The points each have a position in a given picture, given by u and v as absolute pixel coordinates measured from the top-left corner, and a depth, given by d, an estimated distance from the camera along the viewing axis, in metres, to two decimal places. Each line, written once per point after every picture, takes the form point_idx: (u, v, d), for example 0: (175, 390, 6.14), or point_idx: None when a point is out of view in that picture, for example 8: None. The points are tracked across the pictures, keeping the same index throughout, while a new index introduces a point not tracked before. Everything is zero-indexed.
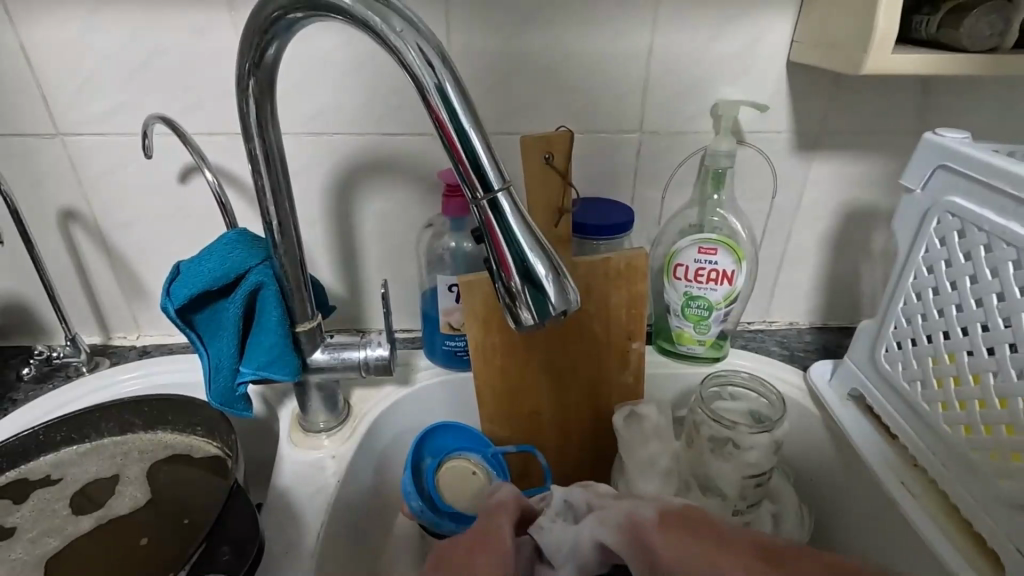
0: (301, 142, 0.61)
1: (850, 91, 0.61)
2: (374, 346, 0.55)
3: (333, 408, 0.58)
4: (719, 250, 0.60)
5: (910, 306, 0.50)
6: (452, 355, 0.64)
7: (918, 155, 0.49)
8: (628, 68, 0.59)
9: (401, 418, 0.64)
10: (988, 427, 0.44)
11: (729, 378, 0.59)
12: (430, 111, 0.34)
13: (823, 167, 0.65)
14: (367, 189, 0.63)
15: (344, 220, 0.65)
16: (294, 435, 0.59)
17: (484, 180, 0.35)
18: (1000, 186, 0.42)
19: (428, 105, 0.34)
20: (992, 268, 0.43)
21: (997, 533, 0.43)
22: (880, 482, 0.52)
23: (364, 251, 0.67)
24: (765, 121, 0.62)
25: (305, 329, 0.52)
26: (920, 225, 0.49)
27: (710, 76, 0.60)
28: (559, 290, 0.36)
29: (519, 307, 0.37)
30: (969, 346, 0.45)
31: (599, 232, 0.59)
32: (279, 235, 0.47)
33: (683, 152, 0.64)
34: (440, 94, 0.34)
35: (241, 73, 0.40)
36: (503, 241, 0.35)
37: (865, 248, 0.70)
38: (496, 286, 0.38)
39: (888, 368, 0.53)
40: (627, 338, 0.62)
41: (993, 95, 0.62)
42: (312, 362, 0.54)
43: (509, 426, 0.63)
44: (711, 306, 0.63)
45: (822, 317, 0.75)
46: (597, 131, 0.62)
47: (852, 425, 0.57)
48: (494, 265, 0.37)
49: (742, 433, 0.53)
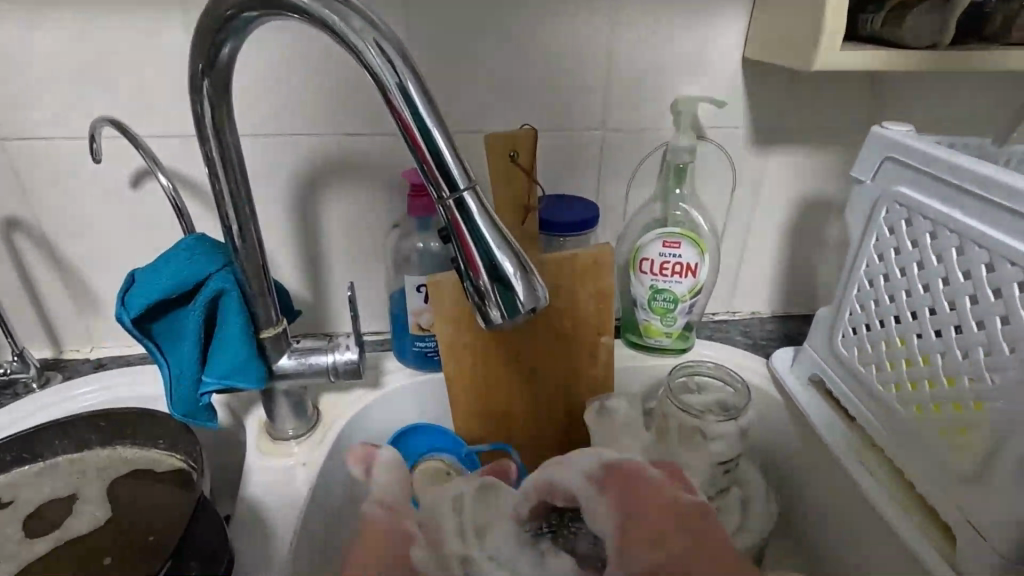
0: (260, 143, 0.59)
1: (803, 86, 0.63)
2: (342, 350, 0.54)
3: (301, 414, 0.57)
4: (683, 243, 0.62)
5: (864, 292, 0.53)
6: (423, 356, 0.64)
7: (867, 148, 0.52)
8: (589, 67, 0.60)
9: (372, 421, 0.63)
10: (936, 405, 0.46)
11: (697, 367, 0.61)
12: (392, 110, 0.34)
13: (780, 161, 0.67)
14: (330, 191, 0.62)
15: (308, 223, 0.64)
16: (262, 443, 0.57)
17: (449, 179, 0.34)
18: (942, 175, 0.44)
19: (390, 105, 0.34)
20: (937, 254, 0.45)
21: (947, 504, 0.45)
22: (840, 462, 0.54)
23: (329, 253, 0.66)
24: (723, 116, 0.64)
25: (271, 335, 0.51)
26: (870, 215, 0.52)
27: (669, 73, 0.61)
28: (527, 288, 0.36)
29: (488, 306, 0.36)
30: (918, 329, 0.47)
31: (568, 229, 0.59)
32: (240, 240, 0.46)
33: (645, 148, 0.65)
34: (400, 92, 0.33)
35: (195, 73, 0.39)
36: (470, 239, 0.35)
37: (820, 239, 0.72)
38: (464, 286, 0.38)
39: (845, 352, 0.56)
40: (596, 332, 0.63)
41: (935, 90, 0.65)
42: (279, 368, 0.53)
43: (484, 424, 0.64)
44: (676, 298, 0.65)
45: (783, 306, 0.77)
46: (560, 128, 0.63)
47: (813, 408, 0.59)
48: (461, 265, 0.37)
49: (709, 421, 0.55)
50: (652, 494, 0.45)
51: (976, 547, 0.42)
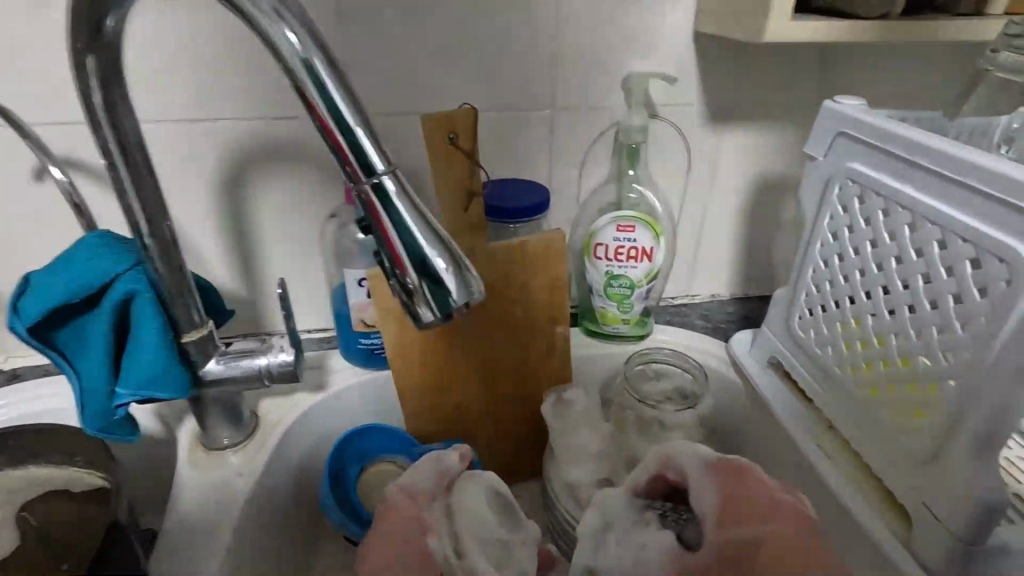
0: (179, 129, 0.54)
1: (755, 61, 0.61)
2: (277, 351, 0.50)
3: (236, 420, 0.53)
4: (637, 227, 0.60)
5: (819, 273, 0.51)
6: (370, 353, 0.60)
7: (819, 124, 0.50)
8: (534, 42, 0.57)
9: (317, 425, 0.60)
10: (891, 386, 0.45)
11: (653, 355, 0.60)
12: (295, 86, 0.30)
13: (734, 139, 0.65)
14: (261, 179, 0.58)
15: (239, 215, 0.59)
16: (193, 454, 0.53)
17: (366, 164, 0.31)
18: (894, 151, 0.43)
19: (293, 80, 0.29)
20: (890, 232, 0.44)
21: (906, 487, 0.44)
22: (799, 446, 0.53)
23: (265, 247, 0.61)
24: (675, 93, 0.61)
25: (194, 339, 0.47)
26: (824, 193, 0.50)
27: (618, 48, 0.58)
28: (460, 284, 0.33)
29: (417, 306, 0.33)
30: (872, 309, 0.46)
31: (517, 215, 0.56)
32: (149, 236, 0.42)
33: (597, 128, 0.62)
34: (304, 64, 0.29)
35: (75, 49, 0.34)
36: (393, 231, 0.31)
37: (777, 218, 0.71)
38: (390, 283, 0.34)
39: (801, 335, 0.54)
40: (551, 322, 0.60)
41: (886, 65, 0.64)
42: (207, 373, 0.49)
43: (438, 422, 0.61)
44: (633, 284, 0.63)
45: (742, 288, 0.76)
46: (507, 108, 0.59)
47: (771, 392, 0.58)
48: (385, 261, 0.33)
49: (666, 411, 0.54)
50: (767, 504, 0.35)
51: (931, 529, 0.42)
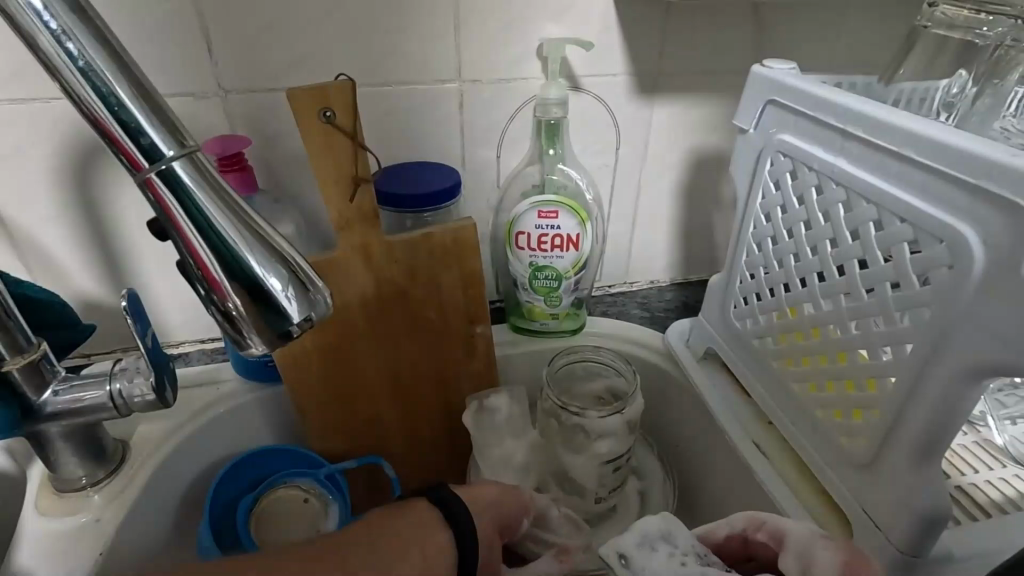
0: (3, 113, 0.45)
1: (683, 25, 0.55)
2: (133, 374, 0.42)
3: (96, 456, 0.46)
4: (560, 212, 0.54)
5: (753, 258, 0.47)
6: (263, 366, 0.53)
7: (748, 91, 0.45)
8: (433, 3, 0.49)
9: (205, 450, 0.52)
10: (830, 382, 0.41)
11: (581, 353, 0.54)
12: (29, 45, 0.22)
13: (665, 112, 0.60)
14: (116, 170, 0.49)
15: (96, 213, 0.50)
16: (42, 500, 0.45)
17: (148, 148, 0.23)
18: (826, 119, 0.38)
19: (22, 35, 0.21)
20: (824, 211, 0.39)
21: (845, 492, 0.40)
22: (736, 446, 0.49)
23: (132, 249, 0.53)
24: (598, 62, 0.55)
25: (20, 366, 0.39)
26: (755, 170, 0.45)
27: (530, 11, 0.51)
28: (299, 297, 0.26)
29: (243, 327, 0.26)
30: (807, 297, 0.41)
31: (421, 203, 0.49)
32: None
33: (513, 102, 0.56)
34: (35, 11, 0.21)
35: None
36: (199, 240, 0.24)
37: (715, 197, 0.66)
38: (209, 303, 0.28)
39: (737, 325, 0.50)
40: (469, 322, 0.54)
41: (822, 27, 0.59)
42: (45, 405, 0.41)
43: (347, 439, 0.55)
44: (560, 275, 0.57)
45: (681, 273, 0.72)
46: (407, 81, 0.52)
47: (708, 387, 0.54)
48: (195, 277, 0.26)
49: (592, 418, 0.48)
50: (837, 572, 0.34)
51: (873, 540, 0.38)
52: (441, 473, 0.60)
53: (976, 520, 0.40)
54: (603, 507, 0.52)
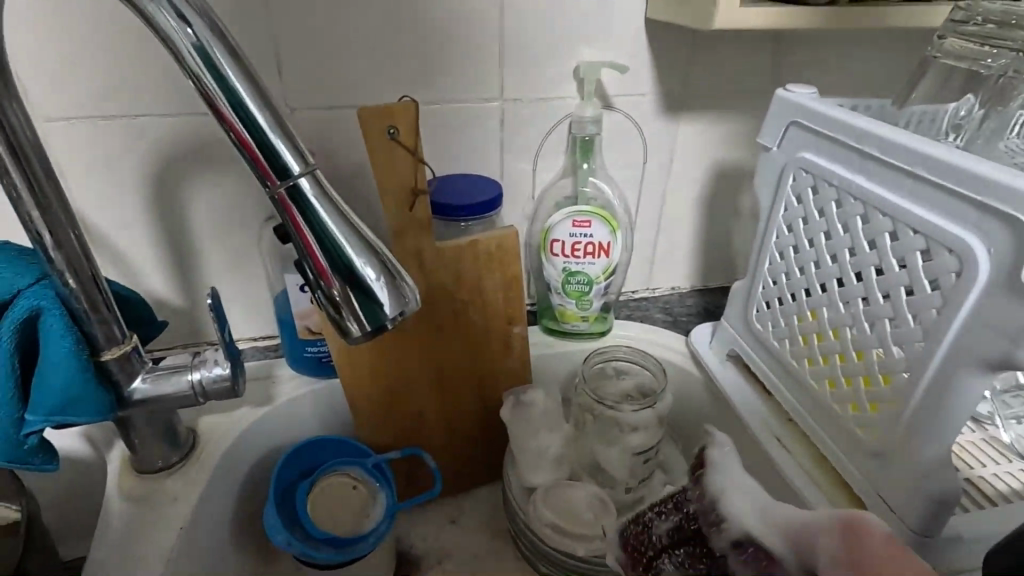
0: (95, 127, 0.50)
1: (708, 50, 0.60)
2: (211, 365, 0.47)
3: (172, 441, 0.50)
4: (593, 222, 0.58)
5: (775, 265, 0.51)
6: (317, 361, 0.57)
7: (773, 113, 0.49)
8: (480, 30, 0.54)
9: (264, 439, 0.57)
10: (847, 379, 0.44)
11: (613, 353, 0.58)
12: (194, 83, 0.26)
13: (690, 128, 0.64)
14: (190, 179, 0.54)
15: (169, 218, 0.55)
16: (124, 480, 0.49)
17: (280, 166, 0.28)
18: (846, 140, 0.42)
19: (190, 75, 0.26)
20: (843, 223, 0.43)
21: (861, 481, 0.43)
22: (759, 441, 0.53)
23: (199, 252, 0.57)
24: (629, 83, 0.60)
25: (114, 357, 0.43)
26: (778, 185, 0.49)
27: (567, 37, 0.56)
28: (391, 289, 0.30)
29: (344, 317, 0.31)
30: (826, 301, 0.45)
31: (468, 213, 0.54)
32: (52, 246, 0.38)
33: (550, 120, 0.60)
34: (201, 56, 0.26)
35: None
36: (313, 239, 0.29)
37: (735, 209, 0.70)
38: (315, 295, 0.32)
39: (759, 328, 0.54)
40: (507, 322, 0.58)
41: (838, 52, 0.63)
42: (134, 393, 0.45)
43: (392, 431, 0.58)
44: (591, 280, 0.61)
45: (702, 280, 0.76)
46: (454, 100, 0.57)
47: (731, 386, 0.57)
48: (308, 271, 0.31)
49: (627, 411, 0.53)
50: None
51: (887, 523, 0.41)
52: (477, 465, 0.63)
53: (981, 508, 0.43)
54: (633, 496, 0.55)
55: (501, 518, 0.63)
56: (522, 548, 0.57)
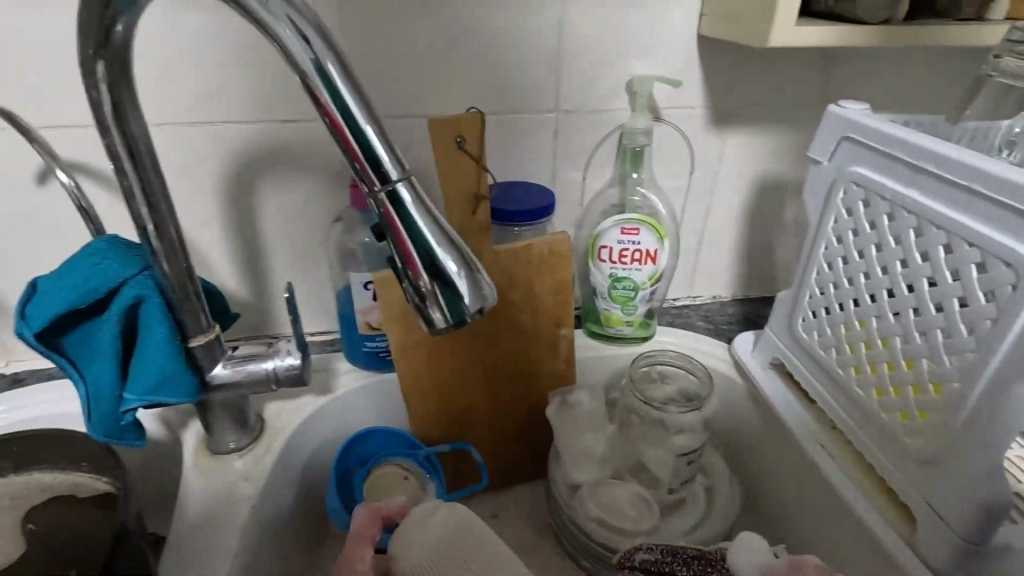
0: (184, 133, 0.54)
1: (757, 66, 0.61)
2: (283, 355, 0.50)
3: (243, 425, 0.53)
4: (641, 229, 0.60)
5: (823, 276, 0.52)
6: (375, 356, 0.60)
7: (824, 128, 0.50)
8: (538, 45, 0.57)
9: (323, 428, 0.60)
10: (896, 388, 0.45)
11: (658, 357, 0.60)
12: (310, 94, 0.30)
13: (737, 141, 0.65)
14: (265, 182, 0.58)
15: (243, 218, 0.59)
16: (199, 459, 0.53)
17: (381, 169, 0.31)
18: (898, 155, 0.43)
19: (308, 88, 0.30)
20: (895, 236, 0.44)
21: (909, 488, 0.44)
22: (803, 447, 0.54)
23: (268, 251, 0.61)
24: (679, 96, 0.62)
25: (201, 342, 0.46)
26: (828, 197, 0.51)
27: (621, 52, 0.58)
28: (472, 284, 0.33)
29: (428, 308, 0.34)
30: (876, 311, 0.46)
31: (522, 218, 0.56)
32: (156, 240, 0.42)
33: (601, 130, 0.62)
34: (319, 71, 0.29)
35: (85, 54, 0.34)
36: (407, 236, 0.32)
37: (779, 220, 0.72)
38: (402, 287, 0.35)
39: (805, 337, 0.55)
40: (556, 325, 0.60)
41: (887, 67, 0.64)
42: (213, 379, 0.48)
43: (443, 426, 0.61)
44: (637, 286, 0.63)
45: (742, 289, 0.77)
46: (511, 112, 0.60)
47: (774, 393, 0.59)
48: (398, 265, 0.34)
49: (673, 413, 0.54)
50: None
51: (935, 530, 0.42)
52: (521, 461, 0.66)
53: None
54: (675, 497, 0.57)
55: (543, 514, 0.65)
56: (565, 543, 0.59)
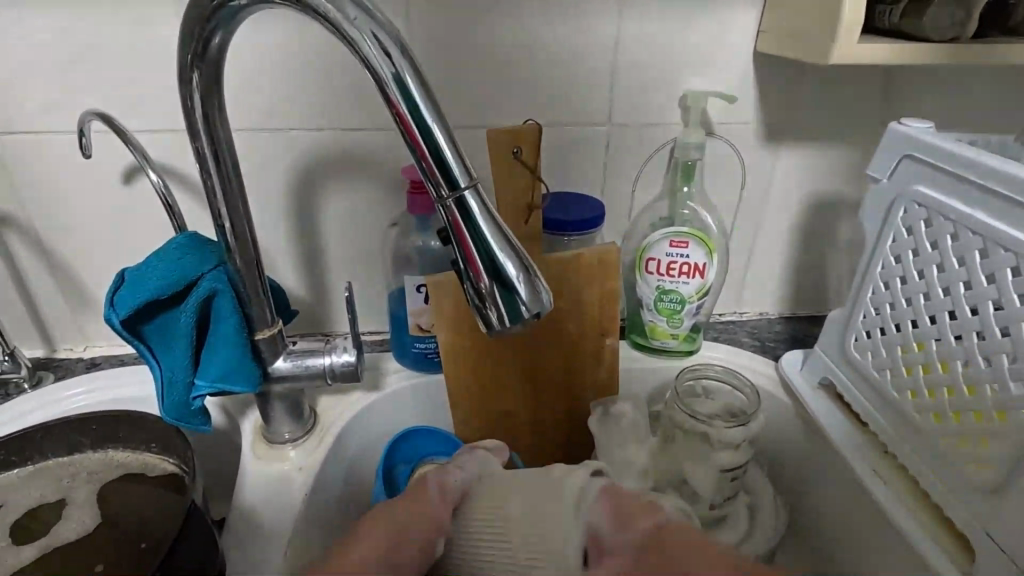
0: (256, 139, 0.58)
1: (815, 82, 0.61)
2: (340, 351, 0.52)
3: (297, 417, 0.56)
4: (690, 243, 0.60)
5: (879, 295, 0.51)
6: (423, 357, 0.62)
7: (885, 145, 0.50)
8: (594, 60, 0.58)
9: (371, 425, 0.62)
10: (956, 413, 0.44)
11: (703, 371, 0.59)
12: (389, 106, 0.32)
13: (790, 157, 0.65)
14: (327, 186, 0.61)
15: (305, 221, 0.62)
16: (257, 448, 0.56)
17: (449, 176, 0.33)
18: (964, 174, 0.42)
19: (388, 100, 0.32)
20: (959, 256, 0.43)
21: (969, 519, 0.43)
22: (853, 470, 0.52)
23: (326, 252, 0.64)
24: (733, 112, 0.62)
25: (265, 336, 0.49)
26: (887, 215, 0.50)
27: (676, 67, 0.59)
28: (530, 289, 0.34)
29: (487, 310, 0.35)
30: (936, 334, 0.45)
31: (573, 228, 0.57)
32: (232, 237, 0.44)
33: (653, 144, 0.63)
34: (397, 83, 0.31)
35: (184, 65, 0.37)
36: (470, 240, 0.33)
37: (832, 238, 0.70)
38: (464, 288, 0.37)
39: (857, 357, 0.54)
40: (600, 334, 0.61)
41: (950, 86, 0.63)
42: (275, 371, 0.51)
43: (486, 430, 0.62)
44: (684, 299, 0.63)
45: (791, 308, 0.75)
46: (563, 124, 0.61)
47: (824, 413, 0.57)
48: (461, 266, 0.35)
49: (718, 428, 0.54)
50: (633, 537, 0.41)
51: (999, 563, 0.40)
52: None
53: None
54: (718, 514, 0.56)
55: None
56: None
